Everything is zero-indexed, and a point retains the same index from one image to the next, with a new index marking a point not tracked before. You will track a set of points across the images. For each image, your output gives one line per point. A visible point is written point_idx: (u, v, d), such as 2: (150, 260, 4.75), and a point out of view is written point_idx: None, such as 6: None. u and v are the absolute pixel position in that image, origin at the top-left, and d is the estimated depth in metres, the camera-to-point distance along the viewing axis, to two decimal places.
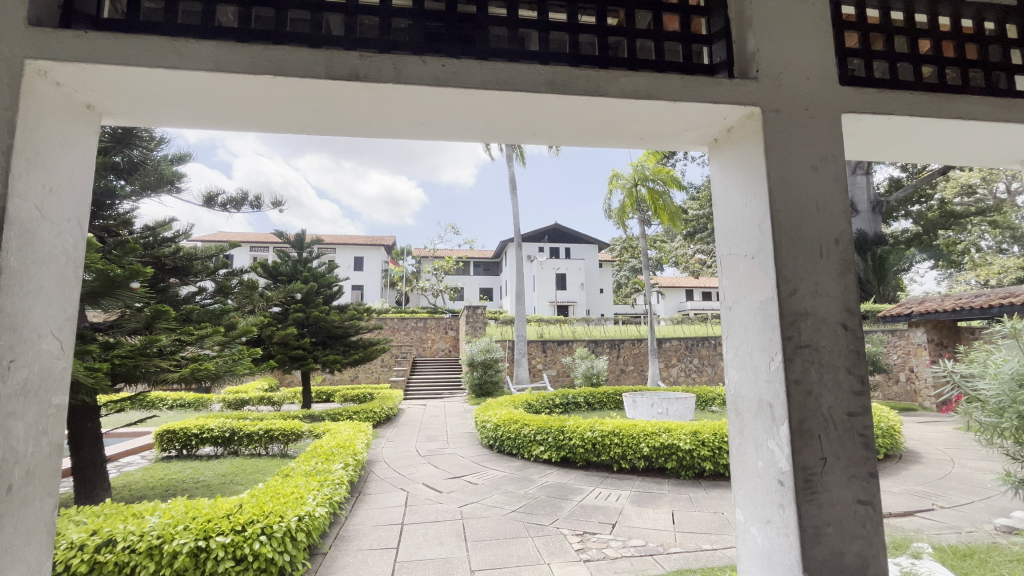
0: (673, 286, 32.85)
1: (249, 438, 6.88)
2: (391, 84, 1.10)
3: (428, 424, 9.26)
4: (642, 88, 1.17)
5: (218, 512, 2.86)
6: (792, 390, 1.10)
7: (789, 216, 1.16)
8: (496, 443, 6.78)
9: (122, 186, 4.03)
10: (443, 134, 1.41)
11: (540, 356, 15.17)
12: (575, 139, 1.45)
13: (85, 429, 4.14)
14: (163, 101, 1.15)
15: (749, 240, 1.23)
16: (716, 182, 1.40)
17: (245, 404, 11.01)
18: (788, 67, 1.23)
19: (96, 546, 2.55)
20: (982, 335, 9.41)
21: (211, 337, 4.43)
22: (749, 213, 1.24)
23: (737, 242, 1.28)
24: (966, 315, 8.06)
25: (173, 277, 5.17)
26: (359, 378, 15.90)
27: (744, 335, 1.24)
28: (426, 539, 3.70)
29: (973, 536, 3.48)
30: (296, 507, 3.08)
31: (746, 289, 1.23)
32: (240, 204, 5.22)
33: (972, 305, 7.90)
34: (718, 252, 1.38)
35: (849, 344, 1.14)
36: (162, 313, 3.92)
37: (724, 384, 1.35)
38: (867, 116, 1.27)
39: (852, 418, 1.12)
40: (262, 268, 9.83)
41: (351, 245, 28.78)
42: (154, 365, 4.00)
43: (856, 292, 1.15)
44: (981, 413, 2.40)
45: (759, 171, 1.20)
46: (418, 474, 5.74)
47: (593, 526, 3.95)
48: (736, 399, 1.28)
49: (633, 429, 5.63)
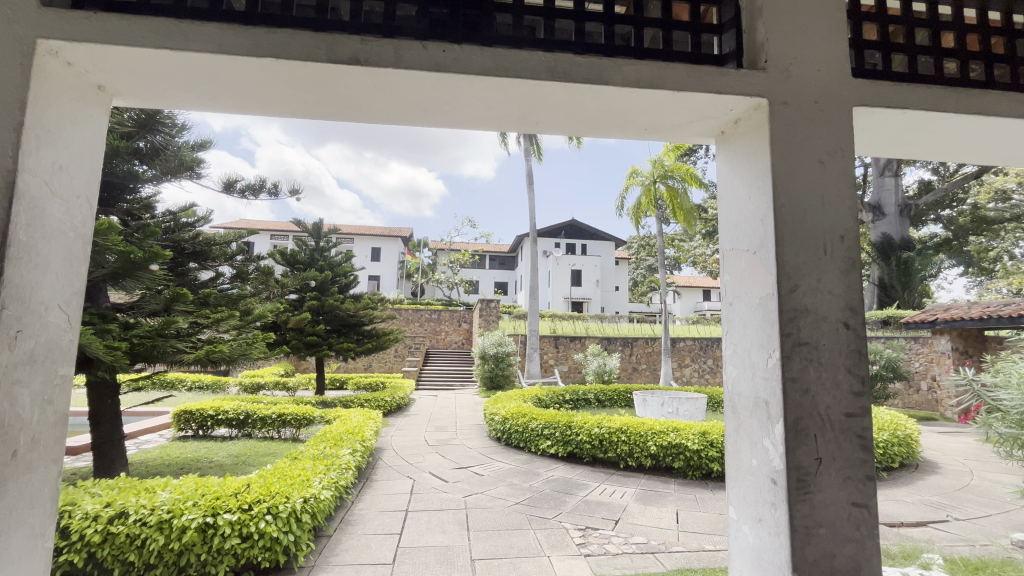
0: (691, 286, 32.54)
1: (262, 421, 7.03)
2: (391, 69, 1.10)
3: (437, 414, 9.35)
4: (645, 77, 1.15)
5: (226, 490, 2.93)
6: (788, 388, 1.08)
7: (793, 210, 1.13)
8: (503, 435, 6.81)
9: (144, 170, 4.09)
10: (448, 122, 1.42)
11: (552, 352, 15.17)
12: (578, 129, 1.45)
13: (105, 406, 4.29)
14: (171, 84, 1.17)
15: (752, 234, 1.21)
16: (720, 177, 1.39)
17: (261, 388, 11.28)
18: (799, 59, 1.19)
19: (109, 517, 2.64)
20: (1010, 345, 9.12)
21: (228, 321, 4.55)
22: (752, 206, 1.22)
23: (740, 237, 1.26)
24: (993, 324, 7.81)
25: (193, 262, 5.29)
26: (372, 367, 16.12)
27: (743, 331, 1.22)
28: (429, 527, 3.74)
29: (987, 549, 3.40)
30: (302, 489, 3.14)
31: (746, 285, 1.21)
32: (258, 191, 5.30)
33: (1000, 314, 7.64)
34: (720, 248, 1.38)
35: (851, 344, 1.12)
36: (181, 295, 4.03)
37: (722, 382, 1.33)
38: (880, 110, 1.23)
39: (850, 419, 1.09)
40: (280, 255, 10.02)
41: (369, 235, 29.14)
42: (171, 346, 4.09)
43: (860, 291, 1.13)
44: (1001, 424, 2.35)
45: (764, 165, 1.17)
46: (425, 464, 5.79)
47: (595, 522, 3.95)
48: (733, 396, 1.26)
49: (640, 427, 5.60)
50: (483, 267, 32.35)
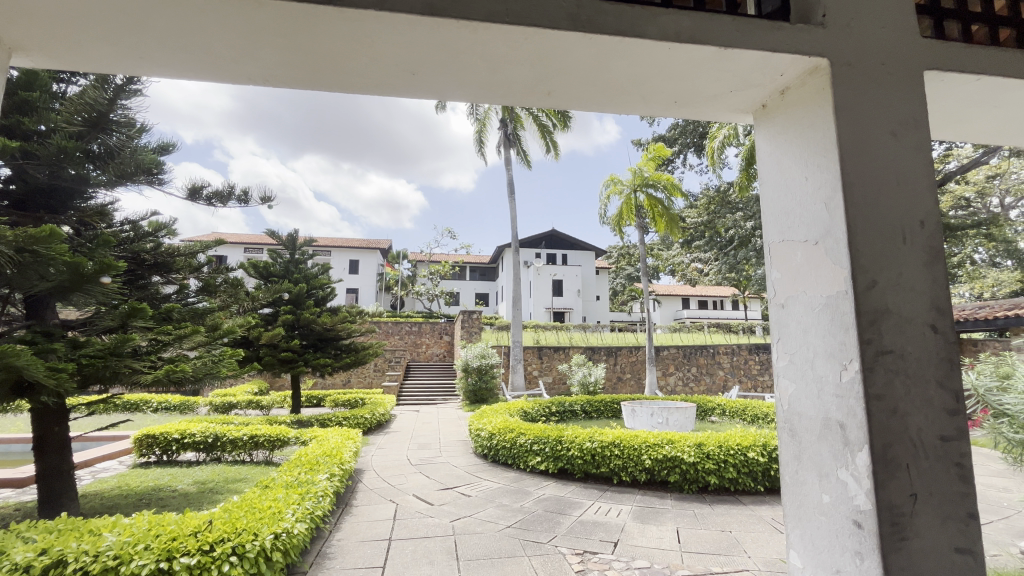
0: (670, 294, 32.97)
1: (232, 444, 6.59)
2: (372, 9, 0.92)
3: (420, 431, 9.01)
4: (686, 29, 0.95)
5: (185, 529, 2.60)
6: (872, 407, 0.87)
7: (865, 189, 0.94)
8: (490, 452, 6.52)
9: (97, 174, 3.77)
10: (440, 91, 1.24)
11: (537, 363, 14.95)
12: (600, 105, 1.27)
13: (51, 434, 3.88)
14: (84, 29, 1.02)
15: (809, 219, 1.01)
16: (758, 159, 1.21)
17: (233, 407, 10.77)
18: (859, 13, 1.01)
19: (44, 567, 2.26)
20: (984, 348, 9.30)
21: (191, 338, 4.21)
22: (808, 188, 1.03)
23: (792, 224, 1.06)
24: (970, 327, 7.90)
25: (155, 274, 4.90)
26: (351, 382, 15.67)
27: (801, 338, 1.02)
28: (414, 558, 3.43)
29: (999, 560, 3.27)
30: (273, 523, 2.81)
31: (809, 283, 1.01)
32: (226, 199, 4.97)
33: (974, 317, 7.77)
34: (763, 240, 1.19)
35: (941, 351, 0.92)
36: (140, 311, 3.72)
37: (772, 400, 1.12)
38: (950, 76, 1.05)
39: (946, 444, 0.89)
40: (253, 268, 9.59)
41: (347, 248, 28.72)
42: (126, 365, 3.69)
43: (948, 285, 0.93)
44: (1009, 429, 2.20)
45: (826, 136, 0.98)
46: (408, 485, 5.46)
47: (594, 545, 3.69)
48: (790, 416, 1.05)
49: (634, 440, 5.39)
50: (463, 278, 32.11)
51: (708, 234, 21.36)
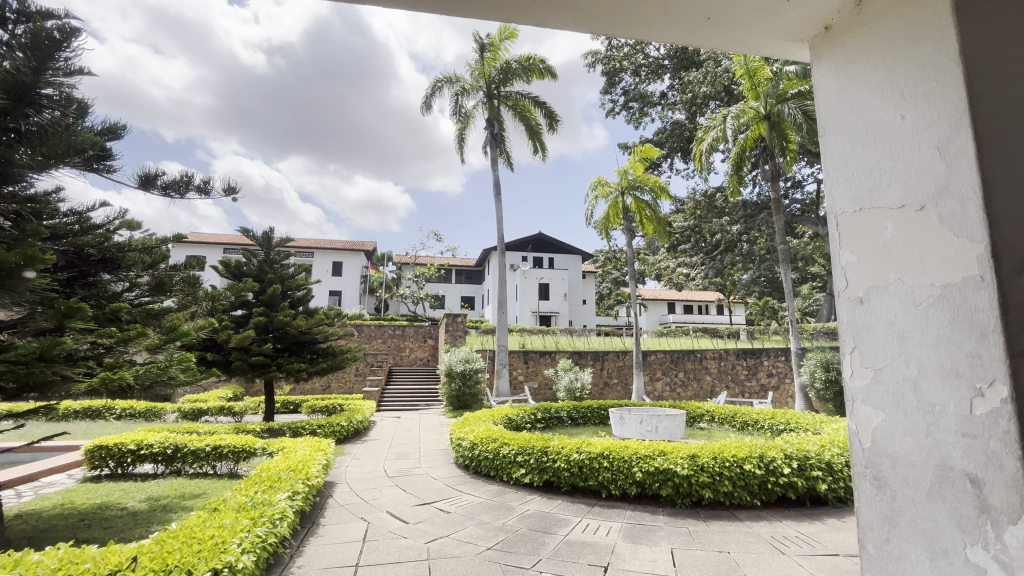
0: (656, 299, 33.13)
1: (194, 455, 6.13)
2: None
3: (400, 439, 8.61)
4: None
5: (102, 569, 2.19)
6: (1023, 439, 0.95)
7: (996, 138, 1.03)
8: (472, 464, 6.16)
9: (23, 154, 3.34)
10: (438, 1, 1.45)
11: (522, 368, 14.62)
12: (626, 26, 1.58)
13: None
14: None
15: (925, 179, 1.13)
16: (835, 113, 1.40)
17: (203, 414, 10.25)
18: None
19: None
20: None
21: (139, 341, 3.79)
22: (918, 140, 1.16)
23: (902, 181, 1.19)
24: None
25: (105, 272, 4.49)
26: (331, 387, 15.22)
27: (925, 338, 1.11)
28: None
29: None
30: (213, 557, 2.43)
31: (913, 254, 1.14)
32: (185, 188, 4.55)
33: None
34: (841, 212, 1.35)
35: None
36: (83, 311, 3.37)
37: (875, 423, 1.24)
38: None
39: None
40: (223, 266, 9.09)
41: (330, 249, 28.20)
42: (54, 372, 3.25)
43: None
44: None
45: (955, 91, 1.07)
46: (382, 501, 5.06)
47: (581, 571, 3.37)
48: (903, 460, 1.15)
49: (624, 451, 5.08)
50: (449, 281, 31.74)
51: (694, 238, 21.36)
